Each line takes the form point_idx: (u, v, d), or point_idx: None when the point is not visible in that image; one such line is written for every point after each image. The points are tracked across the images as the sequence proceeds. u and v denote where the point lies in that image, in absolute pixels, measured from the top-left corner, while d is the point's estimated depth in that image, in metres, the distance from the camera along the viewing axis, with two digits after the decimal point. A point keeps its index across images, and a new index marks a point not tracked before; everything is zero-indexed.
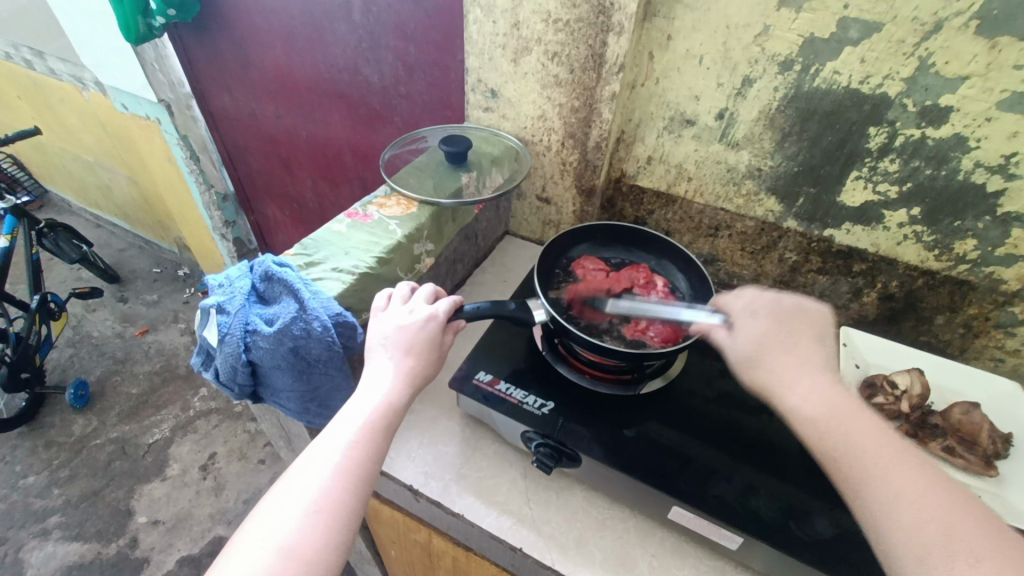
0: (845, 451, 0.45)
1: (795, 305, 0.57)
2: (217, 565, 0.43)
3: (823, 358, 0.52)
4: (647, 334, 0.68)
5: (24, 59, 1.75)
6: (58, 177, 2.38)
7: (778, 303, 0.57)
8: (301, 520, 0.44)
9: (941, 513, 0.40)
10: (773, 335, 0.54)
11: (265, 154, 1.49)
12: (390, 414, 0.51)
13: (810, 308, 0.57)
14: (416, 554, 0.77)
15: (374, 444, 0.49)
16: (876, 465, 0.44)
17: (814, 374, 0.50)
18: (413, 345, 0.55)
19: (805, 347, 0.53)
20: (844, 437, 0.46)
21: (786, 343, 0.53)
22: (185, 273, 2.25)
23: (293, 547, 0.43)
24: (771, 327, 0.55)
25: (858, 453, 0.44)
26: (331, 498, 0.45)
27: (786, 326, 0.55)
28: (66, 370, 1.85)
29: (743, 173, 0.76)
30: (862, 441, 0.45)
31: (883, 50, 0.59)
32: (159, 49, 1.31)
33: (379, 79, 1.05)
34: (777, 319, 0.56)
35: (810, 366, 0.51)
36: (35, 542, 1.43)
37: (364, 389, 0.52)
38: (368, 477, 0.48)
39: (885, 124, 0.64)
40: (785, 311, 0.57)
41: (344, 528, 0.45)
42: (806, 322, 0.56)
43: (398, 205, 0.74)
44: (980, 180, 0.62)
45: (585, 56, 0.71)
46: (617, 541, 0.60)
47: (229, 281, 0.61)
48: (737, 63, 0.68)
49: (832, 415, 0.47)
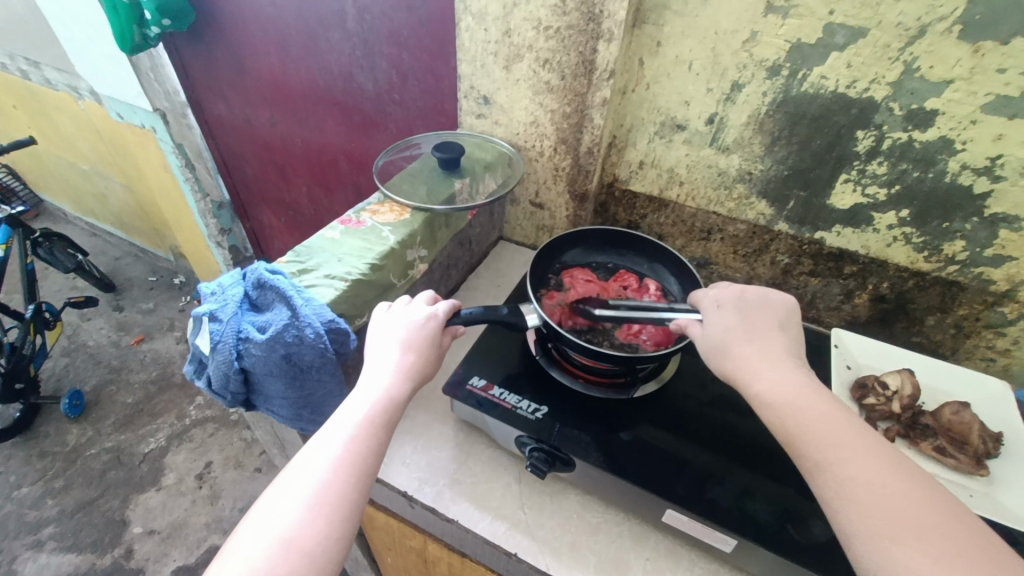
0: (810, 431, 0.45)
1: (759, 298, 0.55)
2: (217, 558, 0.43)
3: (787, 349, 0.51)
4: (640, 337, 0.70)
5: (19, 69, 1.76)
6: (53, 186, 2.38)
7: (743, 296, 0.55)
8: (302, 513, 0.44)
9: (900, 500, 0.40)
10: (738, 325, 0.52)
11: (261, 161, 1.49)
12: (391, 408, 0.51)
13: (776, 299, 0.55)
14: (411, 561, 0.77)
15: (375, 438, 0.49)
16: (839, 447, 0.43)
17: (778, 367, 0.49)
18: (414, 343, 0.56)
19: (770, 339, 0.51)
20: (811, 418, 0.45)
21: (754, 335, 0.51)
22: (181, 280, 2.25)
23: (294, 539, 0.42)
24: (737, 319, 0.53)
25: (824, 435, 0.44)
26: (332, 490, 0.45)
27: (753, 319, 0.53)
28: (61, 379, 1.84)
29: (734, 177, 0.77)
30: (827, 422, 0.45)
31: (868, 55, 0.60)
32: (153, 59, 1.33)
33: (373, 86, 1.06)
34: (743, 311, 0.54)
35: (775, 358, 0.50)
36: (28, 553, 1.42)
37: (366, 384, 0.52)
38: (368, 470, 0.47)
39: (872, 127, 0.64)
40: (752, 303, 0.54)
41: (345, 520, 0.45)
42: (771, 313, 0.54)
43: (391, 211, 0.74)
44: (968, 182, 0.63)
45: (576, 62, 0.72)
46: (611, 545, 0.60)
47: (221, 289, 0.61)
48: (725, 69, 0.68)
49: (800, 397, 0.47)
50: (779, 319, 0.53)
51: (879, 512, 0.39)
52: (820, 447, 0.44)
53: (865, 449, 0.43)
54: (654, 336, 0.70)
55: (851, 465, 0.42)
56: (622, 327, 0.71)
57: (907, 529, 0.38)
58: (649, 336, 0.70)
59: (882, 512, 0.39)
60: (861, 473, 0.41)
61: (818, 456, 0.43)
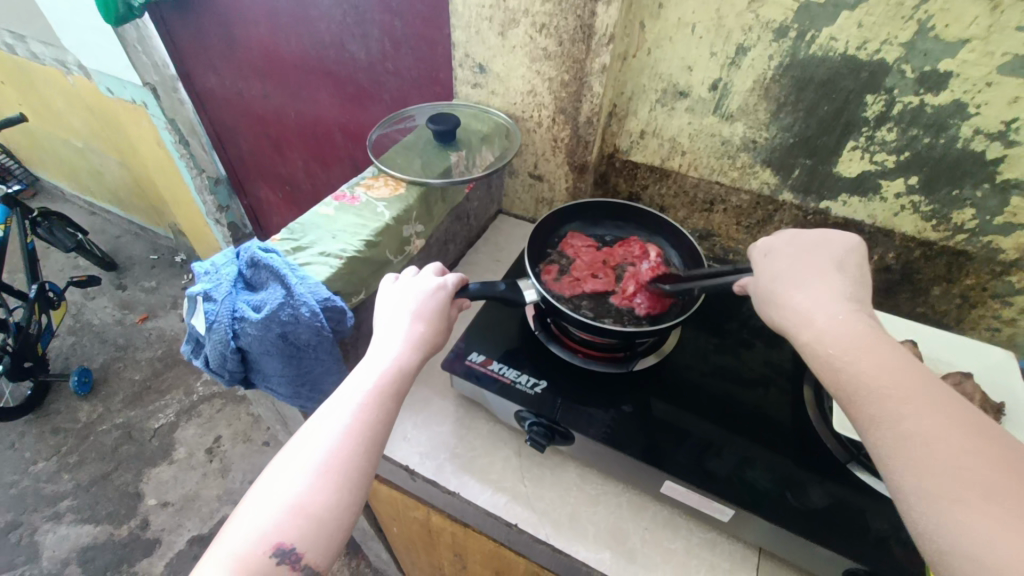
0: (864, 384, 0.40)
1: (817, 238, 0.51)
2: (229, 521, 0.43)
3: (850, 291, 0.46)
4: (634, 301, 0.70)
5: (5, 43, 1.72)
6: (49, 165, 2.35)
7: (796, 241, 0.52)
8: (309, 479, 0.44)
9: (961, 454, 0.36)
10: (793, 275, 0.48)
11: (255, 136, 1.46)
12: (399, 378, 0.50)
13: (836, 238, 0.51)
14: (416, 531, 0.79)
15: (383, 407, 0.48)
16: (893, 398, 0.39)
17: (836, 304, 0.45)
18: (424, 313, 0.55)
19: (823, 278, 0.47)
20: (869, 368, 0.41)
21: (803, 277, 0.48)
22: (182, 258, 2.25)
23: (302, 505, 0.43)
24: (789, 263, 0.50)
25: (879, 387, 0.40)
26: (340, 458, 0.45)
27: (804, 261, 0.49)
28: (69, 358, 1.86)
29: (737, 146, 0.75)
30: (884, 372, 0.40)
31: (880, 14, 0.57)
32: (140, 30, 1.27)
33: (366, 55, 1.03)
34: (795, 255, 0.50)
35: (835, 299, 0.45)
36: (48, 525, 1.46)
37: (374, 354, 0.52)
38: (377, 439, 0.47)
39: (883, 91, 0.62)
40: (804, 246, 0.51)
41: (353, 488, 0.45)
42: (827, 252, 0.49)
43: (386, 186, 0.73)
44: (980, 148, 0.61)
45: (575, 27, 0.69)
46: (610, 515, 0.61)
47: (215, 268, 0.60)
48: (730, 31, 0.65)
49: (862, 347, 0.42)
50: (837, 256, 0.49)
51: (938, 468, 0.35)
52: (872, 401, 0.40)
53: (922, 401, 0.38)
54: (649, 300, 0.70)
55: (906, 417, 0.38)
56: (617, 291, 0.72)
57: (969, 488, 0.34)
58: (644, 300, 0.70)
59: (940, 468, 0.35)
60: (918, 426, 0.37)
61: (870, 410, 0.39)
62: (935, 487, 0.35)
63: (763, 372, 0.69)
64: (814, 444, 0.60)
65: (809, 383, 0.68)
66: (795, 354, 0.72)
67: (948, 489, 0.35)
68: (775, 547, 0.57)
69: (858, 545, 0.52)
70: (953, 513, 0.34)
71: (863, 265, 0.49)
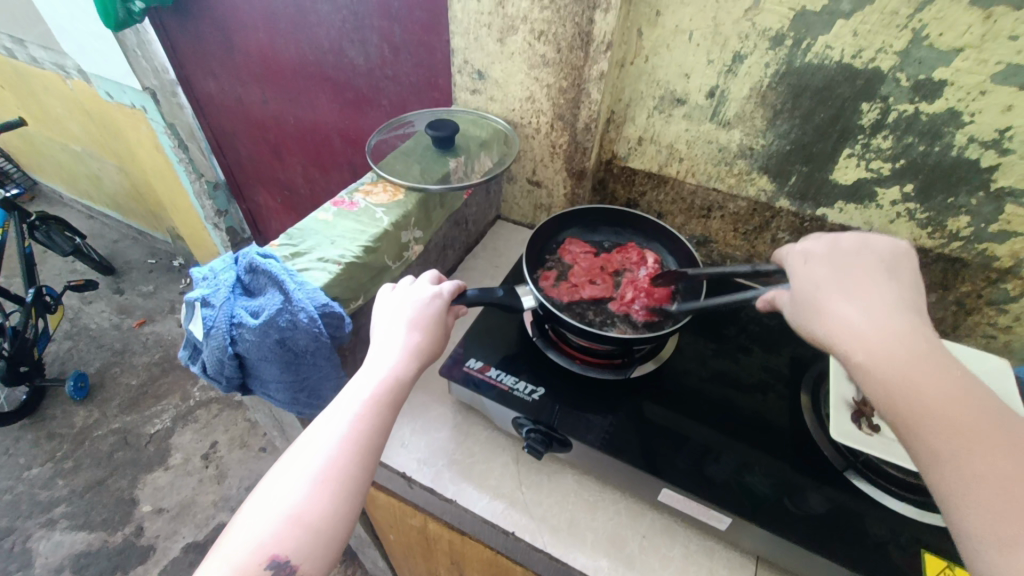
0: (926, 417, 0.40)
1: (856, 243, 0.48)
2: (228, 531, 0.43)
3: (901, 302, 0.44)
4: (632, 307, 0.70)
5: (4, 48, 1.72)
6: (47, 169, 2.36)
7: (836, 245, 0.49)
8: (307, 489, 0.44)
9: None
10: (837, 286, 0.46)
11: (254, 141, 1.47)
12: (397, 388, 0.50)
13: (877, 242, 0.48)
14: (414, 538, 0.79)
15: (380, 417, 0.48)
16: (963, 436, 0.38)
17: (888, 318, 0.43)
18: (421, 321, 0.55)
19: (871, 287, 0.45)
20: (932, 397, 0.40)
21: (849, 288, 0.45)
22: (180, 262, 2.24)
23: (299, 515, 0.43)
24: (830, 270, 0.47)
25: (946, 421, 0.39)
26: (337, 468, 0.45)
27: (847, 269, 0.46)
28: (65, 362, 1.85)
29: (735, 153, 0.75)
30: (953, 406, 0.40)
31: (875, 22, 0.58)
32: (140, 35, 1.28)
33: (365, 61, 1.03)
34: (834, 264, 0.47)
35: (888, 313, 0.43)
36: (42, 532, 1.45)
37: (372, 363, 0.52)
38: (373, 449, 0.47)
39: (878, 99, 0.62)
40: (848, 252, 0.48)
41: (350, 498, 0.45)
42: (872, 260, 0.47)
43: (385, 191, 0.73)
44: (974, 156, 0.61)
45: (572, 34, 0.69)
46: (609, 522, 0.60)
47: (213, 274, 0.60)
48: (727, 39, 0.66)
49: (923, 370, 0.41)
50: (882, 263, 0.47)
51: (1005, 512, 0.35)
52: (939, 435, 0.39)
53: (991, 441, 0.38)
54: (647, 305, 0.70)
55: (973, 457, 0.38)
56: (615, 297, 0.72)
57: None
58: (642, 306, 0.70)
59: (1009, 512, 0.35)
60: (984, 467, 0.37)
61: (935, 444, 0.39)
62: (1000, 532, 0.35)
63: (761, 378, 0.69)
64: (811, 450, 0.60)
65: (807, 389, 0.68)
66: (792, 360, 0.72)
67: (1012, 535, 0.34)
68: (774, 554, 0.56)
69: (857, 551, 0.52)
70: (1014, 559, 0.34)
71: (908, 273, 0.47)
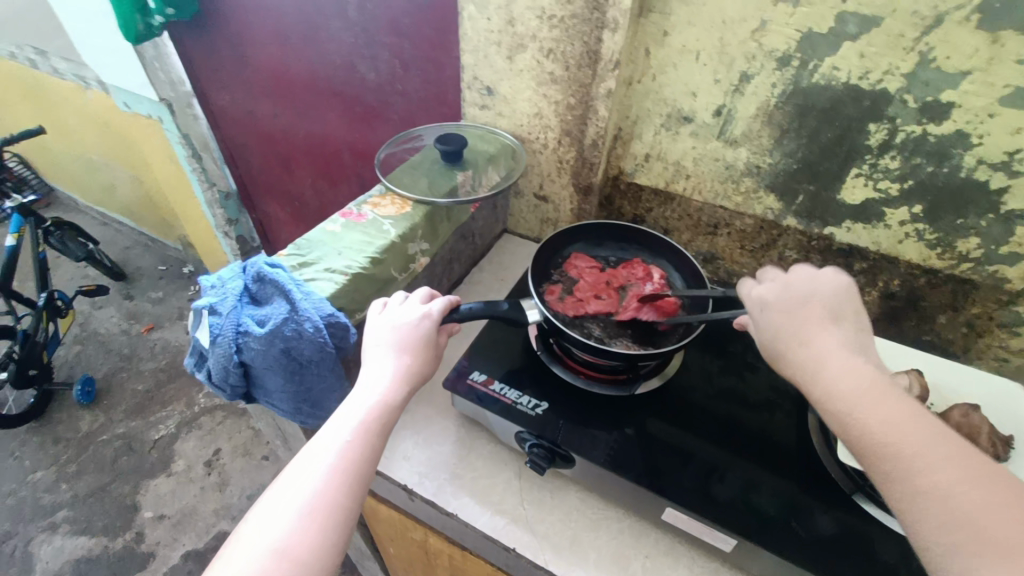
0: (876, 439, 0.40)
1: (805, 280, 0.50)
2: (211, 568, 0.42)
3: (852, 343, 0.46)
4: (641, 313, 0.69)
5: (27, 59, 1.77)
6: (63, 176, 2.40)
7: (788, 287, 0.50)
8: (294, 522, 0.43)
9: (977, 505, 0.36)
10: (793, 331, 0.47)
11: (265, 152, 1.49)
12: (386, 414, 0.50)
13: (820, 280, 0.50)
14: (414, 552, 0.78)
15: (369, 444, 0.48)
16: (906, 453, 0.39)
17: (841, 358, 0.45)
18: (408, 344, 0.54)
19: (822, 330, 0.47)
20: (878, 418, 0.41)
21: (804, 335, 0.47)
22: (190, 270, 2.27)
23: (286, 548, 0.42)
24: (785, 314, 0.49)
25: (898, 442, 0.40)
26: (326, 499, 0.44)
27: (800, 314, 0.48)
28: (73, 367, 1.87)
29: (741, 171, 0.75)
30: (893, 424, 0.40)
31: (882, 45, 0.58)
32: (159, 48, 1.31)
33: (376, 76, 1.05)
34: (790, 308, 0.49)
35: (842, 356, 0.45)
36: (43, 536, 1.45)
37: (359, 390, 0.51)
38: (363, 477, 0.47)
39: (885, 120, 0.63)
40: (799, 293, 0.49)
41: (339, 528, 0.44)
42: (821, 300, 0.49)
43: (393, 204, 0.74)
44: (983, 177, 0.61)
45: (580, 53, 0.70)
46: (611, 541, 0.60)
47: (221, 282, 0.61)
48: (733, 59, 0.67)
49: (875, 399, 0.42)
50: (829, 301, 0.49)
51: (955, 522, 0.36)
52: (887, 457, 0.39)
53: (936, 452, 0.39)
54: (656, 312, 0.70)
55: (922, 470, 0.38)
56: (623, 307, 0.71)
57: (992, 544, 0.34)
58: (651, 313, 0.70)
59: (958, 523, 0.35)
60: (935, 479, 0.37)
61: (884, 464, 0.39)
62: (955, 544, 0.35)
63: (768, 397, 0.69)
64: (819, 471, 0.59)
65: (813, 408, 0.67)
66: None
67: (971, 540, 0.35)
68: None
69: None
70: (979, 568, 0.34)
71: (853, 310, 0.49)
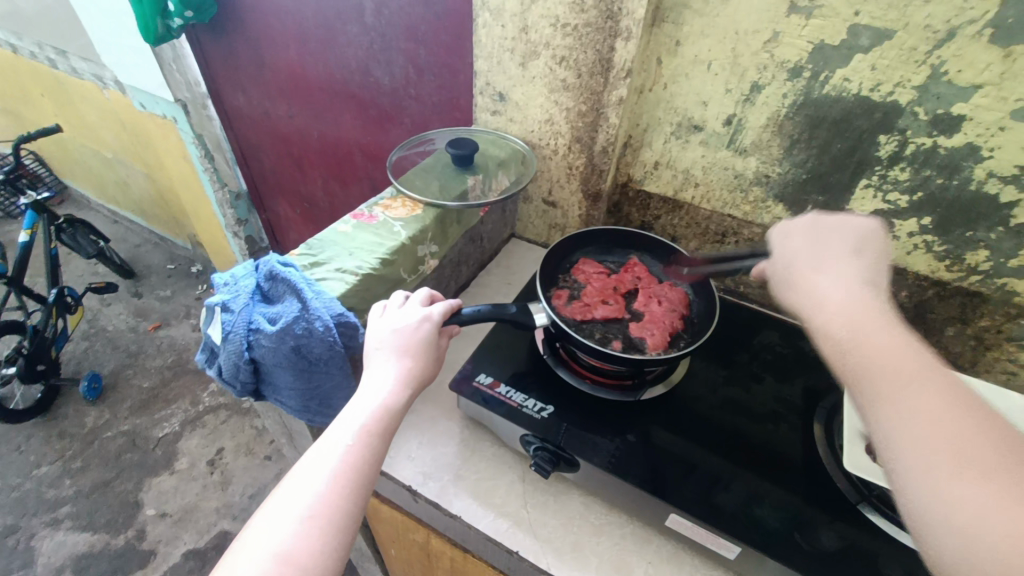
0: (864, 361, 0.42)
1: (833, 225, 0.55)
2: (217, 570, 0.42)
3: (858, 271, 0.49)
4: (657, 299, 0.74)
5: (47, 58, 1.80)
6: (78, 173, 2.44)
7: (817, 228, 0.55)
8: (296, 526, 0.43)
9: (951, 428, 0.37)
10: (805, 258, 0.52)
11: (279, 154, 1.50)
12: (387, 418, 0.50)
13: (850, 225, 0.54)
14: (415, 554, 0.78)
15: (370, 448, 0.48)
16: (895, 408, 0.40)
17: (849, 285, 0.48)
18: (410, 347, 0.55)
19: (837, 262, 0.50)
20: (866, 360, 0.42)
21: (816, 262, 0.51)
22: (198, 269, 2.29)
23: (288, 553, 0.42)
24: (804, 249, 0.54)
25: (881, 370, 0.41)
26: (328, 504, 0.45)
27: (817, 248, 0.53)
28: (80, 362, 1.89)
29: (750, 180, 0.76)
30: (889, 365, 0.41)
31: (894, 58, 0.59)
32: (177, 50, 1.34)
33: (390, 80, 1.06)
34: (812, 243, 0.54)
35: (839, 276, 0.49)
36: (46, 531, 1.46)
37: (360, 395, 0.51)
38: (364, 481, 0.47)
39: (896, 132, 0.63)
40: (824, 230, 0.54)
41: (341, 533, 0.44)
42: (842, 239, 0.53)
43: (404, 206, 0.75)
44: (993, 191, 0.61)
45: (593, 60, 0.71)
46: (614, 547, 0.59)
47: (234, 280, 0.62)
48: (745, 70, 0.67)
49: (864, 328, 0.44)
50: (852, 242, 0.52)
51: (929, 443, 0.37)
52: (875, 383, 0.41)
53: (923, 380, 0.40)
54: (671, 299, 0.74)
55: (904, 395, 0.40)
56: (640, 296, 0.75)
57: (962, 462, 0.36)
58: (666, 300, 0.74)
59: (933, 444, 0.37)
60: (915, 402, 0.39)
61: (870, 390, 0.41)
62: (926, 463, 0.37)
63: (773, 407, 0.69)
64: (822, 482, 0.59)
65: (819, 419, 0.67)
66: (805, 391, 0.71)
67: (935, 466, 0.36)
68: None
69: None
70: (981, 552, 0.33)
71: (876, 251, 0.52)
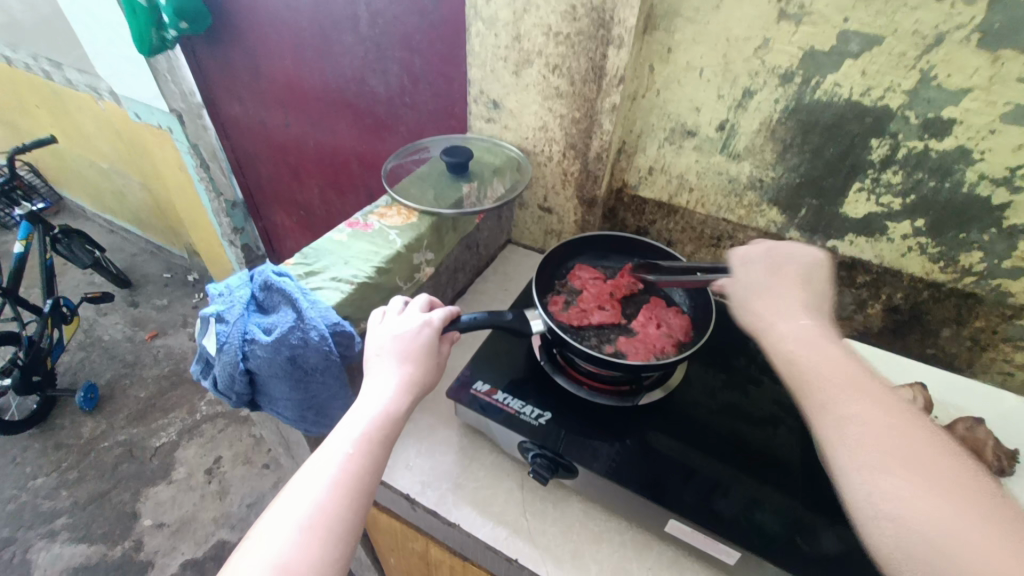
0: (813, 375, 0.46)
1: (785, 255, 0.57)
2: None
3: (807, 303, 0.53)
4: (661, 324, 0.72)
5: (43, 70, 1.80)
6: (74, 184, 2.44)
7: (770, 254, 0.58)
8: (295, 535, 0.43)
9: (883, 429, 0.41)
10: (762, 283, 0.55)
11: (275, 162, 1.50)
12: (389, 425, 0.50)
13: (800, 255, 0.57)
14: (414, 563, 0.77)
15: (370, 456, 0.48)
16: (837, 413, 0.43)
17: (800, 316, 0.51)
18: (411, 353, 0.55)
19: (791, 292, 0.53)
20: (814, 370, 0.46)
21: (773, 290, 0.54)
22: (195, 277, 2.28)
23: (286, 562, 0.42)
24: (762, 274, 0.56)
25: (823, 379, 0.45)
26: (328, 513, 0.44)
27: (774, 275, 0.55)
28: (77, 373, 1.88)
29: (745, 185, 0.76)
30: (831, 378, 0.45)
31: (883, 63, 0.59)
32: (171, 60, 1.34)
33: (385, 89, 1.07)
34: (768, 269, 0.56)
35: (791, 309, 0.52)
36: (42, 543, 1.45)
37: (361, 402, 0.51)
38: (365, 489, 0.47)
39: (887, 136, 0.63)
40: (779, 258, 0.57)
41: (341, 543, 0.44)
42: (795, 268, 0.56)
43: (399, 214, 0.75)
44: (985, 193, 0.62)
45: (586, 67, 0.71)
46: (614, 554, 0.59)
47: (228, 290, 0.61)
48: (737, 75, 0.68)
49: (815, 346, 0.48)
50: (802, 273, 0.55)
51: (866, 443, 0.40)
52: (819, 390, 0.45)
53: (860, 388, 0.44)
54: (674, 325, 0.72)
55: (846, 402, 0.43)
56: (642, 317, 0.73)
57: (895, 458, 0.39)
58: (670, 326, 0.72)
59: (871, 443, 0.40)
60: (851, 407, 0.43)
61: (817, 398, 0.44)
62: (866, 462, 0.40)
63: (771, 411, 0.68)
64: (821, 485, 0.59)
65: None
66: None
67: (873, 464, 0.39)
68: None
69: None
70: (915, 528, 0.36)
71: (821, 284, 0.55)
